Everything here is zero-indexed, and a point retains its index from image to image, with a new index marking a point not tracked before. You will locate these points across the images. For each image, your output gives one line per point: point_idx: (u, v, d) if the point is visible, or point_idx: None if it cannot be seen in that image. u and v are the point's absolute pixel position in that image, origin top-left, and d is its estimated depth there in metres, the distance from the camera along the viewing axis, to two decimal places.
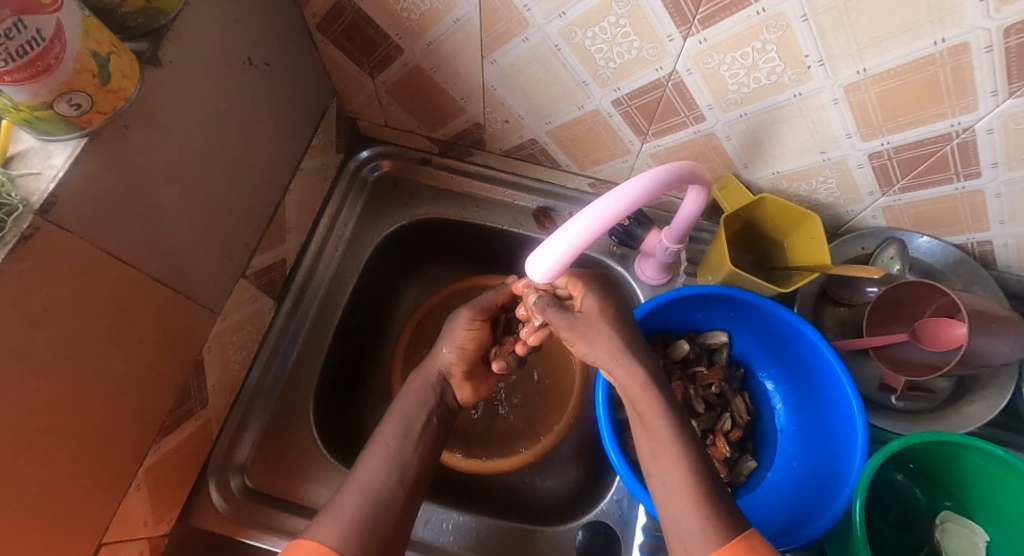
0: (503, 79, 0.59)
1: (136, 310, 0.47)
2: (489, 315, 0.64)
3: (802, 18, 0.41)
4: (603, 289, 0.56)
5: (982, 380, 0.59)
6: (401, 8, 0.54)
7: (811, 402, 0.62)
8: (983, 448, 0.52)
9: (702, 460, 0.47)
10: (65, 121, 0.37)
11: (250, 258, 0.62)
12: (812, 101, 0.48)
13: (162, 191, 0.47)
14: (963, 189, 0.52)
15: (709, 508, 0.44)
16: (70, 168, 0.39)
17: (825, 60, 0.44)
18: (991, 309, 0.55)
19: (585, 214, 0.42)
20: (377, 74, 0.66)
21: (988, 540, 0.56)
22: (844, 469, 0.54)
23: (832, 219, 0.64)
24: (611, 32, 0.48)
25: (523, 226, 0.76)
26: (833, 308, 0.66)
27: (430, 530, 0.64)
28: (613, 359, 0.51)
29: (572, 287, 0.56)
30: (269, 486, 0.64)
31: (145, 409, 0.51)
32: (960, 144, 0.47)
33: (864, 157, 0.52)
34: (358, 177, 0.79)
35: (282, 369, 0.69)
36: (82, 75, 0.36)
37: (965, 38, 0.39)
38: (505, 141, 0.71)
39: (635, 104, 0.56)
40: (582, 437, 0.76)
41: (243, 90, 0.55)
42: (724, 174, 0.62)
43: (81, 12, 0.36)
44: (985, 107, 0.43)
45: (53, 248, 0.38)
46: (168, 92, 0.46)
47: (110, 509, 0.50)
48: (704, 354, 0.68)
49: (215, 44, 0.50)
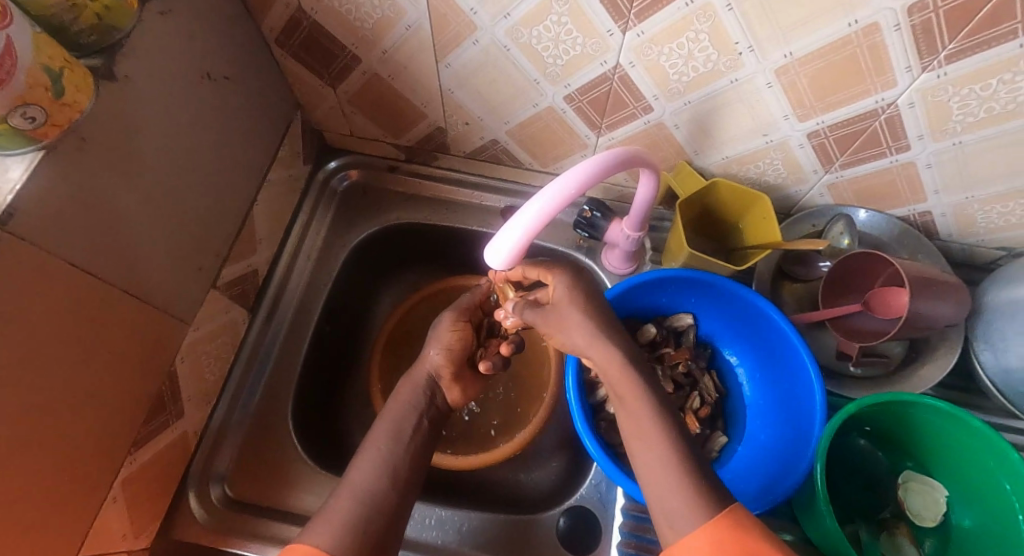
0: (459, 81, 0.61)
1: (105, 321, 0.48)
2: (471, 316, 0.66)
3: (728, 7, 0.44)
4: (574, 273, 0.56)
5: (932, 342, 0.62)
6: (354, 18, 0.56)
7: (773, 375, 0.65)
8: (927, 403, 0.54)
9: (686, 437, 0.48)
10: (20, 135, 0.38)
11: (220, 269, 0.63)
12: (748, 86, 0.51)
13: (125, 203, 0.48)
14: (897, 162, 0.55)
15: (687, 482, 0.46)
16: (28, 180, 0.40)
17: (754, 46, 0.47)
18: (934, 274, 0.58)
19: (535, 201, 0.44)
20: (338, 84, 0.67)
21: (948, 495, 0.59)
22: (808, 434, 0.57)
23: (783, 200, 0.67)
24: (555, 31, 0.51)
25: (491, 226, 0.78)
26: (791, 285, 0.68)
27: (414, 527, 0.65)
28: (589, 339, 0.53)
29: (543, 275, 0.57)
30: (250, 495, 0.65)
31: (118, 421, 0.52)
32: (887, 119, 0.50)
33: (803, 137, 0.55)
34: (327, 187, 0.80)
35: (259, 379, 0.70)
36: (36, 90, 0.37)
37: (875, 19, 0.42)
38: (468, 143, 0.73)
39: (586, 99, 0.58)
40: (562, 428, 0.78)
41: (203, 105, 0.57)
42: (677, 162, 0.65)
43: (32, 29, 0.37)
44: (903, 82, 0.46)
45: (15, 259, 0.39)
46: (126, 108, 0.47)
47: (87, 522, 0.51)
48: (672, 337, 0.70)
49: (172, 60, 0.51)
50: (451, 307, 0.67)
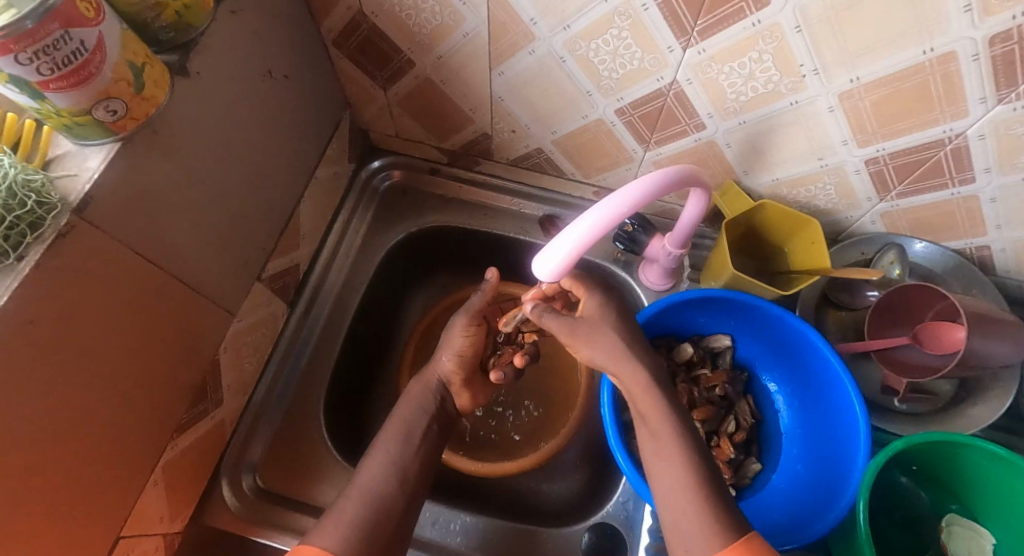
0: (511, 89, 0.61)
1: (160, 309, 0.49)
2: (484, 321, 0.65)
3: (797, 29, 0.43)
4: (605, 292, 0.58)
5: (984, 382, 0.60)
6: (414, 23, 0.57)
7: (812, 404, 0.63)
8: (983, 447, 0.52)
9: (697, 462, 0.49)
10: (102, 127, 0.40)
11: (266, 263, 0.64)
12: (808, 109, 0.50)
13: (185, 194, 0.49)
14: (958, 194, 0.54)
15: (728, 511, 0.45)
16: (104, 171, 0.41)
17: (820, 69, 0.46)
18: (990, 311, 0.56)
19: (588, 215, 0.44)
20: (389, 86, 0.68)
21: (995, 543, 0.56)
22: (849, 469, 0.55)
23: (831, 225, 0.65)
24: (614, 44, 0.50)
25: (529, 233, 0.78)
26: (835, 312, 0.66)
27: (437, 530, 0.65)
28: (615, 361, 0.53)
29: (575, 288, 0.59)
30: (280, 486, 0.66)
31: (164, 407, 0.53)
32: (953, 150, 0.49)
33: (861, 163, 0.54)
34: (369, 187, 0.81)
35: (293, 373, 0.71)
36: (120, 84, 0.39)
37: (952, 47, 0.40)
38: (512, 150, 0.73)
39: (637, 113, 0.58)
40: (588, 440, 0.77)
41: (262, 102, 0.58)
42: (724, 181, 0.64)
43: (120, 25, 0.38)
44: (975, 113, 0.45)
45: (87, 246, 0.40)
46: (195, 102, 0.48)
47: (129, 502, 0.52)
48: (708, 358, 0.69)
49: (238, 57, 0.53)
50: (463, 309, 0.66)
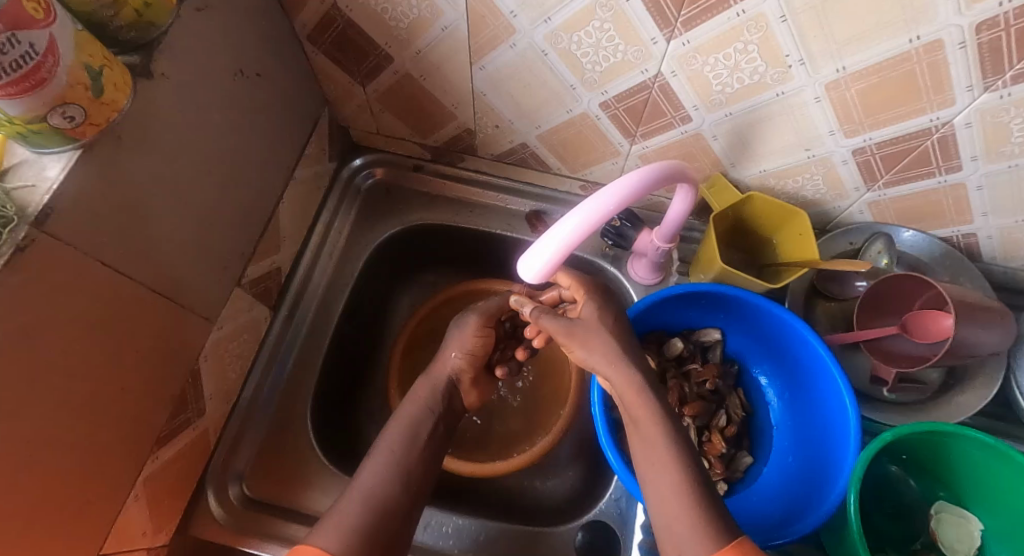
0: (492, 84, 0.60)
1: (133, 320, 0.47)
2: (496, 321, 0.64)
3: (782, 19, 0.42)
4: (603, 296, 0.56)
5: (971, 370, 0.60)
6: (390, 17, 0.55)
7: (803, 397, 0.63)
8: (974, 436, 0.52)
9: (688, 461, 0.48)
10: (59, 134, 0.38)
11: (245, 267, 0.62)
12: (794, 100, 0.49)
13: (156, 200, 0.48)
14: (945, 182, 0.53)
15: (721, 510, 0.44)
16: (65, 179, 0.39)
17: (805, 60, 0.45)
18: (978, 300, 0.56)
19: (573, 215, 0.43)
20: (368, 82, 0.66)
21: (982, 529, 0.57)
22: (840, 461, 0.55)
23: (820, 216, 0.65)
24: (596, 37, 0.49)
25: (516, 230, 0.77)
26: (824, 304, 0.66)
27: (430, 534, 0.64)
28: (608, 362, 0.52)
29: (576, 291, 0.57)
30: (267, 495, 0.64)
31: (141, 420, 0.51)
32: (940, 139, 0.48)
33: (848, 153, 0.53)
34: (351, 185, 0.79)
35: (278, 378, 0.69)
36: (76, 88, 0.37)
37: (939, 35, 0.40)
38: (497, 146, 0.71)
39: (622, 106, 0.57)
40: (580, 437, 0.77)
41: (234, 101, 0.56)
42: (711, 174, 0.63)
43: (74, 26, 0.36)
44: (962, 102, 0.44)
45: (49, 259, 0.38)
46: (161, 104, 0.46)
47: (109, 519, 0.50)
48: (699, 352, 0.68)
49: (207, 57, 0.51)
50: (476, 308, 0.64)
